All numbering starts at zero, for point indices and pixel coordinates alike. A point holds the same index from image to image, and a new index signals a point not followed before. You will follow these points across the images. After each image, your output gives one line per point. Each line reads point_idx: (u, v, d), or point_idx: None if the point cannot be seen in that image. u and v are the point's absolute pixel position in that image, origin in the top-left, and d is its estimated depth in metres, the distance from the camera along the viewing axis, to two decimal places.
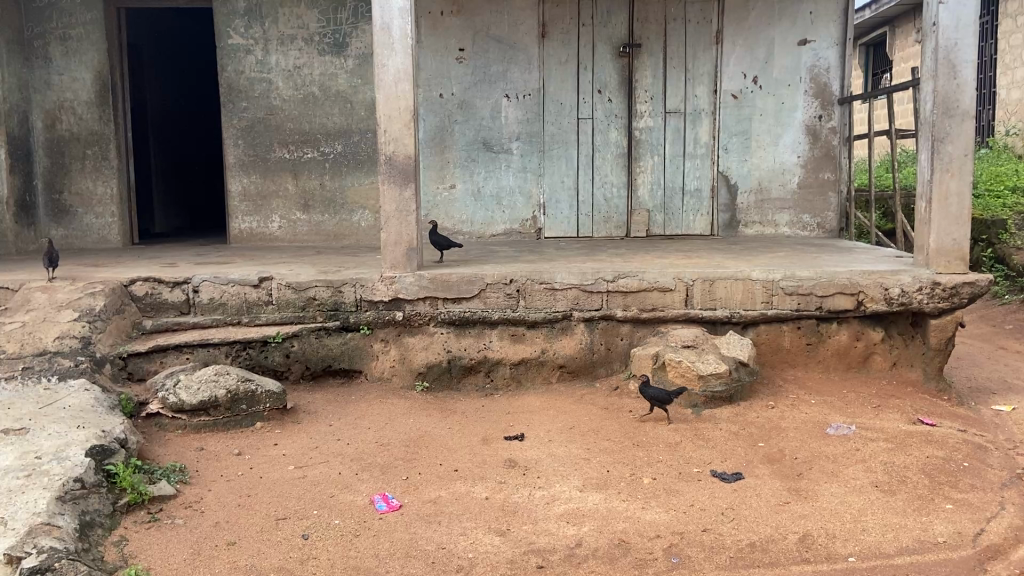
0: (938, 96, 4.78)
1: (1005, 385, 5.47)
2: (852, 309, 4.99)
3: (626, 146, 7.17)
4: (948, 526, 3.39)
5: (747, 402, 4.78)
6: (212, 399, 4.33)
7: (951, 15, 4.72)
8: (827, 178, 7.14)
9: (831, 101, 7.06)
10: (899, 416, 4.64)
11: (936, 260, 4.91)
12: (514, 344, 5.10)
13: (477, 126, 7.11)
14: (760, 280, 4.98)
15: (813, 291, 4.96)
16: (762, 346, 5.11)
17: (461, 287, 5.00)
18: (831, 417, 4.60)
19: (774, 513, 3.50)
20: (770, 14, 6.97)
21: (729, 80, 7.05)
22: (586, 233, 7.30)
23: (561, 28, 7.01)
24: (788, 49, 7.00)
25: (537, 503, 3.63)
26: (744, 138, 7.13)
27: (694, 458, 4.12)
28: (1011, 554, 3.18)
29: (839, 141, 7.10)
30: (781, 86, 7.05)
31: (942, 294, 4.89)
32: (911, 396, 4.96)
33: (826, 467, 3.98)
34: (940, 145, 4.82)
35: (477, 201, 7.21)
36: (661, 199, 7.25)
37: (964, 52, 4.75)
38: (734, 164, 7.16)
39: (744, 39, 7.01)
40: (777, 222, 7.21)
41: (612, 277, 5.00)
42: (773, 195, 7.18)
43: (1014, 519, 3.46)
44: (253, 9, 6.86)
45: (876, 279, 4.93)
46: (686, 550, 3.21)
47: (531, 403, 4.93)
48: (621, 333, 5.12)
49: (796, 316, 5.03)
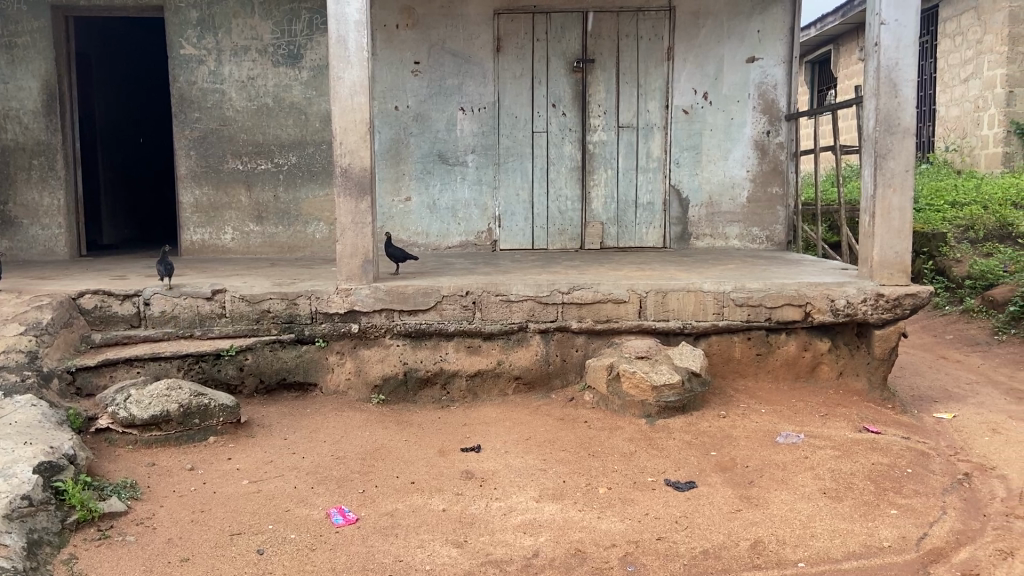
0: (880, 113, 4.96)
1: (946, 394, 5.66)
2: (800, 319, 5.12)
3: (580, 159, 7.27)
4: (893, 530, 3.50)
5: (700, 412, 4.87)
6: (164, 413, 4.26)
7: (892, 34, 4.90)
8: (775, 192, 7.31)
9: (778, 117, 7.23)
10: (845, 423, 4.78)
11: (879, 272, 5.08)
12: (471, 356, 5.13)
13: (432, 139, 7.16)
14: (711, 292, 5.09)
15: (763, 303, 5.08)
16: (713, 357, 5.22)
17: (417, 298, 5.00)
18: (781, 425, 4.71)
19: (726, 521, 3.58)
20: (719, 31, 7.12)
21: (681, 96, 7.19)
22: (540, 244, 7.36)
23: (515, 43, 7.09)
24: (737, 66, 7.16)
25: (494, 514, 3.65)
26: (695, 152, 7.27)
27: (648, 468, 4.19)
28: (953, 557, 3.29)
29: (786, 157, 7.28)
30: (730, 102, 7.20)
31: (886, 306, 5.04)
32: (856, 405, 5.10)
33: (776, 474, 4.07)
34: (883, 161, 4.99)
35: (433, 213, 7.25)
36: (614, 212, 7.36)
37: (905, 72, 4.93)
38: (686, 177, 7.29)
39: (695, 56, 7.15)
40: (727, 235, 7.36)
41: (567, 289, 5.06)
42: (723, 209, 7.33)
43: (956, 523, 3.58)
44: (206, 19, 6.80)
45: (822, 290, 5.07)
46: (641, 558, 3.25)
47: (488, 415, 4.95)
48: (576, 344, 5.17)
49: (746, 328, 5.15)
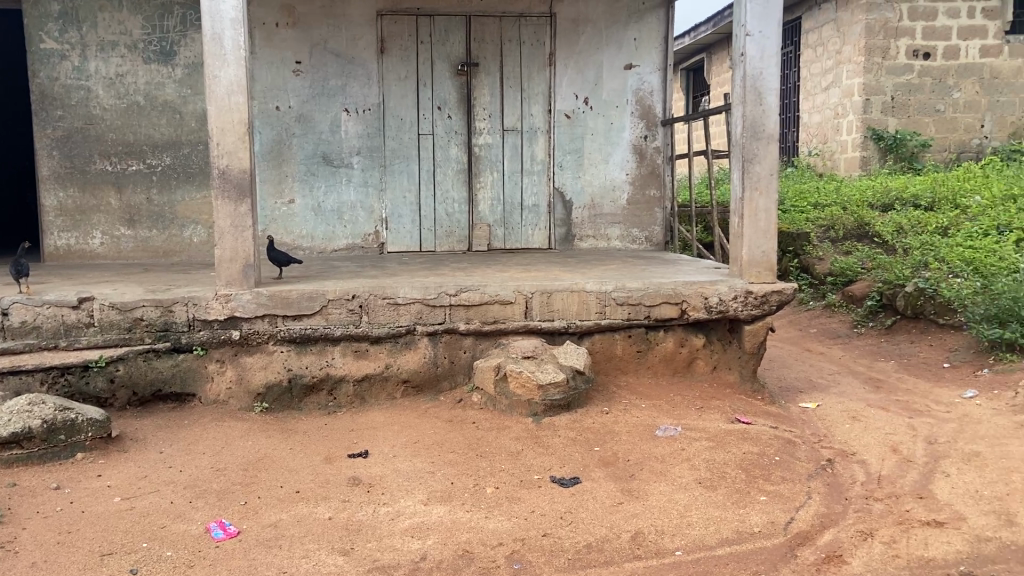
0: (747, 120, 5.24)
1: (809, 384, 6.05)
2: (677, 317, 5.34)
3: (466, 162, 7.31)
4: (763, 516, 3.72)
5: (584, 409, 5.00)
6: (25, 430, 4.02)
7: (757, 46, 5.19)
8: (653, 194, 7.58)
9: (655, 122, 7.51)
10: (719, 415, 5.03)
11: (748, 271, 5.37)
12: (357, 360, 5.08)
13: (316, 140, 7.03)
14: (594, 292, 5.24)
15: (642, 301, 5.27)
16: (597, 355, 5.37)
17: (302, 303, 4.91)
18: (660, 419, 4.91)
19: (609, 514, 3.70)
20: (599, 38, 7.32)
21: (563, 100, 7.35)
22: (428, 247, 7.36)
23: (399, 45, 7.06)
24: (616, 72, 7.39)
25: (382, 520, 3.63)
26: (577, 156, 7.45)
27: (534, 466, 4.27)
28: (816, 538, 3.53)
29: (663, 160, 7.57)
30: (610, 107, 7.43)
31: (754, 303, 5.33)
32: (729, 397, 5.38)
33: (655, 467, 4.24)
34: (750, 165, 5.28)
35: (317, 216, 7.12)
36: (501, 214, 7.44)
37: (768, 81, 5.23)
38: (569, 180, 7.46)
39: (576, 62, 7.33)
40: (609, 236, 7.57)
41: (454, 291, 5.09)
42: (605, 210, 7.55)
43: (818, 506, 3.84)
44: (69, 12, 6.43)
45: (697, 289, 5.31)
46: (527, 555, 3.33)
47: (376, 419, 4.91)
48: (464, 345, 5.21)
49: (627, 326, 5.33)
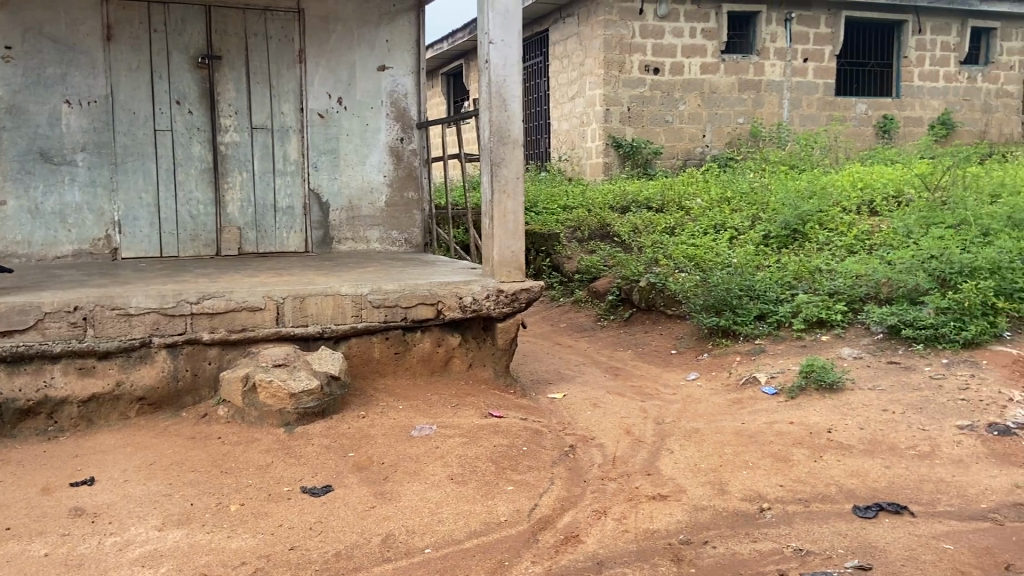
0: (493, 125, 5.42)
1: (558, 375, 6.40)
2: (432, 317, 5.40)
3: (211, 161, 6.88)
4: (509, 505, 3.87)
5: (340, 414, 4.89)
6: None
7: (500, 54, 5.38)
8: (411, 196, 7.56)
9: (410, 124, 7.50)
10: (473, 411, 5.16)
11: (499, 271, 5.56)
12: (83, 378, 4.60)
13: (31, 134, 6.33)
14: (349, 295, 5.15)
15: (398, 303, 5.27)
16: (353, 358, 5.29)
17: (11, 318, 4.38)
18: (415, 419, 4.94)
19: (359, 520, 3.65)
20: (350, 38, 7.21)
21: (315, 99, 7.14)
22: (170, 252, 6.84)
23: (129, 33, 6.52)
24: (368, 74, 7.32)
25: (108, 551, 3.32)
26: (332, 156, 7.25)
27: (283, 477, 4.12)
28: (557, 522, 3.72)
29: (419, 163, 7.56)
30: (364, 108, 7.33)
31: (506, 301, 5.51)
32: (483, 393, 5.54)
33: (409, 467, 4.26)
34: (497, 168, 5.48)
35: (36, 218, 6.39)
36: (252, 216, 7.08)
37: (511, 89, 5.45)
38: (325, 182, 7.25)
39: (327, 61, 7.16)
40: (369, 238, 7.42)
41: (196, 299, 4.77)
42: (363, 213, 7.41)
43: (560, 491, 4.07)
44: None
45: (451, 289, 5.41)
46: (271, 571, 3.19)
47: (106, 442, 4.47)
48: (209, 356, 4.88)
49: (384, 328, 5.30)
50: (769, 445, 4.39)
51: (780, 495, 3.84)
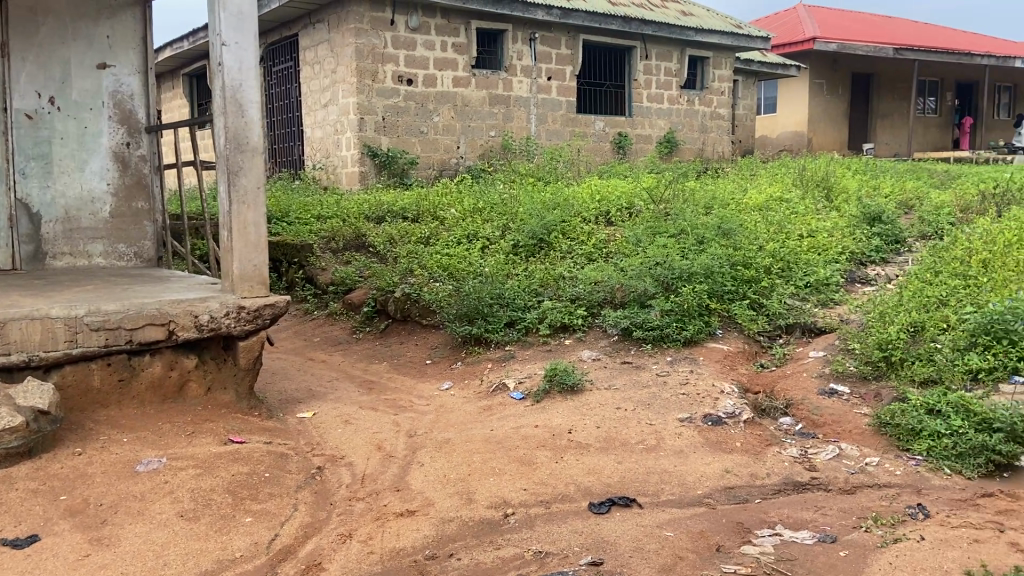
0: (229, 132, 4.89)
1: (309, 394, 5.90)
2: (164, 339, 4.73)
3: None
4: (246, 538, 3.62)
5: (50, 453, 4.21)
6: None
7: (234, 57, 4.88)
8: (141, 206, 6.69)
9: (137, 128, 6.65)
10: (210, 438, 4.64)
11: (240, 286, 5.05)
12: None
13: None
14: (60, 318, 4.42)
15: (121, 324, 4.58)
16: (67, 390, 4.54)
17: None
18: (144, 452, 4.37)
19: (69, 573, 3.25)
20: (62, 31, 6.31)
21: (21, 98, 6.18)
22: None
23: None
24: (86, 72, 6.43)
25: None
26: (44, 163, 6.31)
27: None
28: (298, 551, 3.54)
29: (149, 170, 6.72)
30: (82, 108, 6.42)
31: (248, 318, 4.99)
32: (224, 419, 4.96)
33: (132, 507, 3.82)
34: (235, 178, 4.97)
35: None
36: None
37: (248, 94, 4.97)
38: (35, 191, 6.27)
39: (35, 55, 6.23)
40: (90, 253, 6.49)
41: None
42: (83, 225, 6.45)
43: (304, 517, 3.88)
44: None
45: (185, 307, 4.79)
46: None
47: None
48: None
49: (105, 354, 4.58)
50: (515, 450, 4.48)
51: (523, 500, 3.92)
